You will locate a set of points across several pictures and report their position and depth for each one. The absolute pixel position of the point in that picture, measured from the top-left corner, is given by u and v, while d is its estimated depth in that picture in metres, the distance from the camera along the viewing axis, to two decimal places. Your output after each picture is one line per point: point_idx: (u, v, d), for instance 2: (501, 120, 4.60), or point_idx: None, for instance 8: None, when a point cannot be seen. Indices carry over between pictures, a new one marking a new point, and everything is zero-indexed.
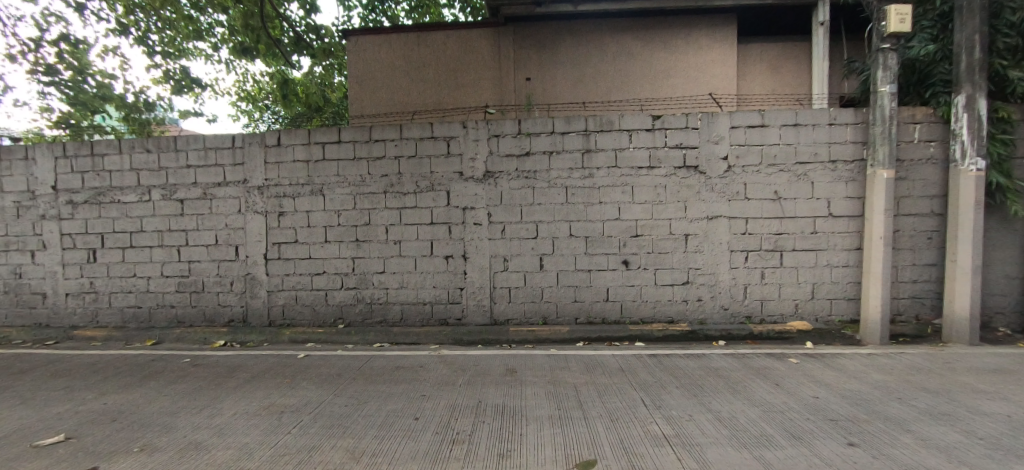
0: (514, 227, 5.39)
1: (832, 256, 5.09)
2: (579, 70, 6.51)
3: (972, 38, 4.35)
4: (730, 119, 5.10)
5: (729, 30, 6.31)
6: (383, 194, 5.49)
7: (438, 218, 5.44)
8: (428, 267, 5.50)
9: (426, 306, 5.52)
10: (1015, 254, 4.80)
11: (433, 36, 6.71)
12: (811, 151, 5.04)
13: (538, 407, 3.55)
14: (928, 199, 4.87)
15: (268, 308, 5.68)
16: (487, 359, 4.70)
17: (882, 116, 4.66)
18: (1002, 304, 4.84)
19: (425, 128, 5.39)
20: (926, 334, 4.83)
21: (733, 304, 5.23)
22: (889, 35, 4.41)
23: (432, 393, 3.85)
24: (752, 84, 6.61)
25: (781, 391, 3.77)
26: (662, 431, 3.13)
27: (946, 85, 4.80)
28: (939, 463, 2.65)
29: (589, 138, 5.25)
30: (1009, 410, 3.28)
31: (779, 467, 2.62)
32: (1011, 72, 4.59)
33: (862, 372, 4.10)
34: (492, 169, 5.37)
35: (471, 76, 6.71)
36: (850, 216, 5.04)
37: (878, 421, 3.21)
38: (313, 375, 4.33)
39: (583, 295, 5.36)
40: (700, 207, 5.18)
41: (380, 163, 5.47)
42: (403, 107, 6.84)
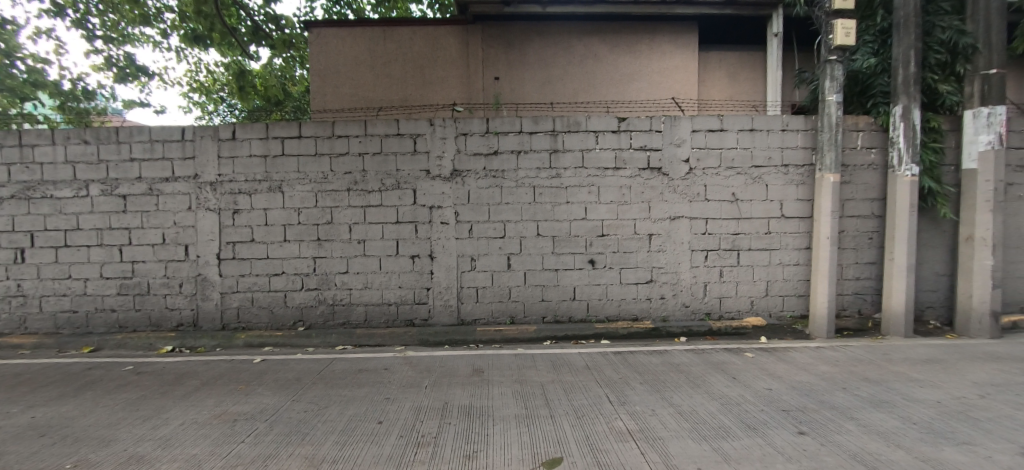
0: (482, 227, 5.36)
1: (784, 256, 5.37)
2: (546, 72, 6.57)
3: (908, 53, 4.72)
4: (691, 123, 5.28)
5: (690, 37, 6.55)
6: (346, 192, 5.32)
7: (404, 217, 5.33)
8: (393, 266, 5.38)
9: (390, 307, 5.40)
10: (943, 253, 5.23)
11: (399, 32, 6.59)
12: (765, 156, 5.31)
13: (504, 407, 3.55)
14: (869, 202, 5.23)
15: (221, 311, 5.38)
16: (454, 360, 4.65)
17: (829, 123, 4.97)
18: (932, 299, 5.27)
19: (391, 124, 5.27)
20: (866, 328, 5.18)
21: (694, 302, 5.41)
22: (835, 47, 4.71)
23: (397, 396, 3.77)
24: (712, 89, 6.88)
25: (737, 384, 3.94)
26: (626, 427, 3.19)
27: (885, 96, 5.18)
28: (877, 447, 2.85)
29: (557, 139, 5.30)
30: (938, 397, 3.57)
31: (735, 458, 2.74)
32: (941, 86, 5.03)
33: (810, 364, 4.35)
34: (459, 167, 5.32)
35: (439, 73, 6.63)
36: (800, 217, 5.34)
37: (825, 410, 3.41)
38: (269, 381, 4.14)
39: (550, 294, 5.41)
40: (663, 207, 5.33)
41: (343, 159, 5.30)
42: (367, 103, 6.67)
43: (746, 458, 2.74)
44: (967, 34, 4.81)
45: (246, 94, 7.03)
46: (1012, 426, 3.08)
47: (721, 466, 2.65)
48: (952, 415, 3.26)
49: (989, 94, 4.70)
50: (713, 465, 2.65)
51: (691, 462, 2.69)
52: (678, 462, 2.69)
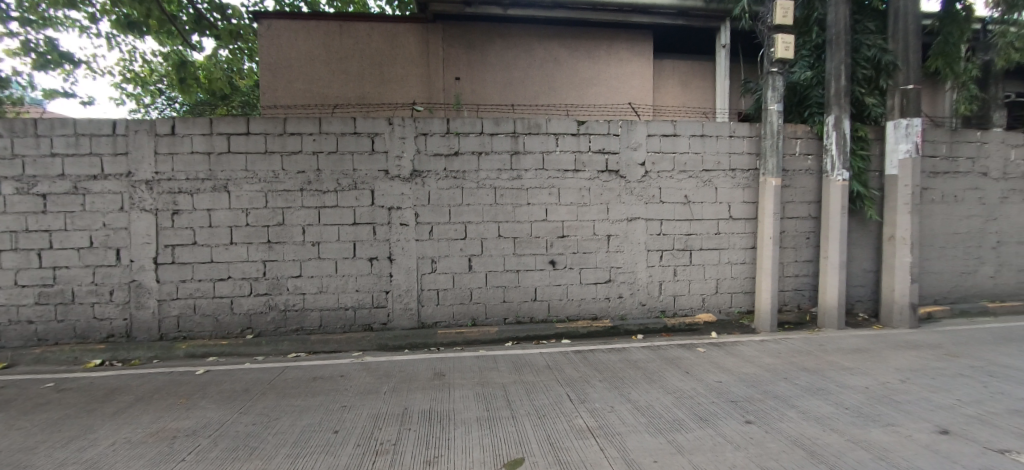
0: (442, 228, 5.30)
1: (732, 255, 5.69)
2: (507, 74, 6.60)
3: (839, 68, 5.14)
4: (647, 127, 5.48)
5: (645, 45, 6.80)
6: (299, 192, 5.10)
7: (361, 219, 5.18)
8: (350, 269, 5.20)
9: (347, 312, 5.22)
10: (869, 251, 5.72)
11: (357, 28, 6.39)
12: (714, 160, 5.60)
13: (466, 410, 3.52)
14: (806, 205, 5.64)
15: (158, 319, 4.99)
16: (415, 364, 4.57)
17: (771, 130, 5.32)
18: (861, 293, 5.75)
19: (347, 122, 5.10)
20: (805, 321, 5.58)
21: (650, 300, 5.61)
22: (776, 60, 5.07)
23: (354, 404, 3.64)
24: (666, 96, 7.16)
25: (690, 378, 4.12)
26: (586, 424, 3.26)
27: (820, 107, 5.61)
28: (814, 432, 3.08)
29: (517, 140, 5.33)
30: (866, 383, 3.90)
31: (689, 449, 2.87)
32: (866, 98, 5.51)
33: (756, 357, 4.63)
34: (419, 168, 5.23)
35: (398, 71, 6.49)
36: (746, 218, 5.67)
37: (768, 400, 3.64)
38: (214, 393, 3.88)
39: (511, 295, 5.42)
40: (620, 209, 5.50)
41: (296, 158, 5.07)
42: (322, 100, 6.42)
43: (698, 449, 2.87)
44: (888, 52, 5.32)
45: (188, 86, 6.58)
46: (927, 407, 3.42)
47: (676, 458, 2.76)
48: (878, 399, 3.58)
49: (907, 107, 5.22)
50: (669, 458, 2.76)
51: (648, 456, 2.78)
52: (636, 457, 2.77)
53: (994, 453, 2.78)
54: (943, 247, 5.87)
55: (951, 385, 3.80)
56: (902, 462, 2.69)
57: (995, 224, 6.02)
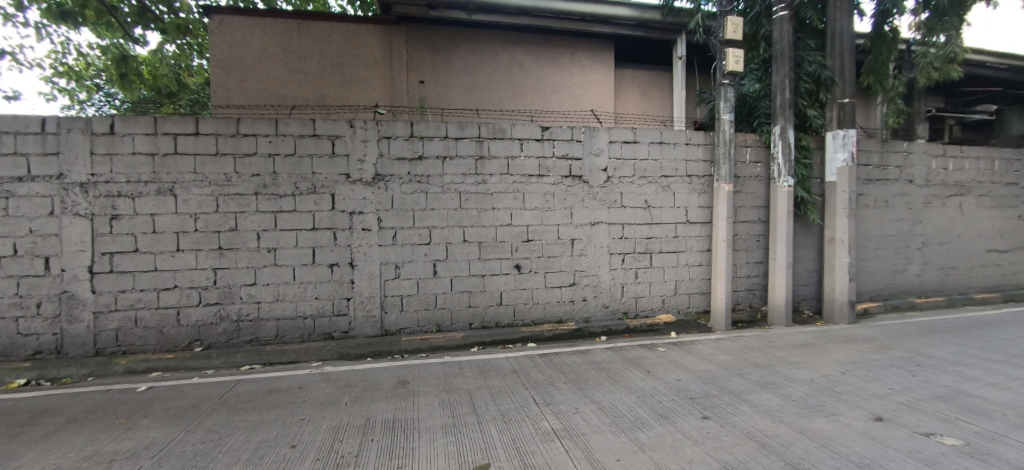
0: (406, 233, 5.21)
1: (689, 257, 5.93)
2: (472, 79, 6.61)
3: (784, 81, 5.50)
4: (608, 134, 5.64)
5: (606, 54, 6.99)
6: (254, 196, 4.87)
7: (321, 223, 5.01)
8: (309, 276, 5.01)
9: (306, 321, 5.02)
10: (812, 253, 6.12)
11: (316, 26, 6.21)
12: (672, 167, 5.83)
13: (430, 418, 3.46)
14: (755, 209, 5.97)
15: (93, 334, 4.60)
16: (378, 372, 4.45)
17: (724, 139, 5.62)
18: (806, 292, 6.14)
19: (306, 124, 4.93)
20: (756, 319, 5.90)
21: (613, 302, 5.74)
22: (728, 72, 5.36)
23: (313, 417, 3.49)
24: (626, 104, 7.39)
25: (651, 377, 4.25)
26: (551, 426, 3.29)
27: (767, 117, 5.98)
28: (765, 425, 3.26)
29: (482, 145, 5.34)
30: (811, 376, 4.17)
31: (651, 447, 2.95)
32: (808, 110, 5.92)
33: (712, 354, 4.84)
34: (382, 172, 5.13)
35: (360, 72, 6.34)
36: (702, 222, 5.94)
37: (724, 395, 3.82)
38: (157, 411, 3.62)
39: (477, 300, 5.40)
40: (584, 214, 5.61)
41: (250, 160, 4.84)
42: (279, 100, 6.18)
43: (659, 446, 2.97)
44: (827, 68, 5.74)
45: (130, 82, 6.15)
46: (864, 396, 3.70)
47: (637, 456, 2.84)
48: (821, 391, 3.83)
49: (843, 119, 5.65)
50: (631, 456, 2.84)
51: (611, 455, 2.85)
52: (600, 457, 2.84)
53: (921, 436, 3.04)
54: (876, 248, 6.38)
55: (884, 375, 4.13)
56: (842, 449, 2.89)
57: (919, 226, 6.60)
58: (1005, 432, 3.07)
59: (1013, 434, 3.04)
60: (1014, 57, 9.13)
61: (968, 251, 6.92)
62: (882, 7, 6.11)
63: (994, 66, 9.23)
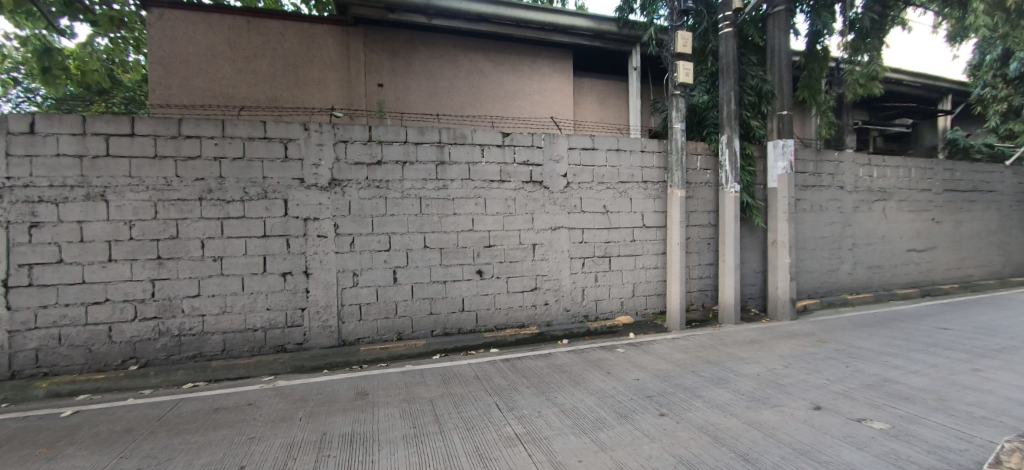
0: (364, 239, 5.06)
1: (646, 260, 6.15)
2: (433, 83, 6.55)
3: (730, 93, 5.85)
4: (568, 141, 5.76)
5: (565, 63, 7.15)
6: (198, 201, 4.57)
7: (273, 230, 4.78)
8: (259, 286, 4.76)
9: (256, 333, 4.76)
10: (757, 254, 6.52)
11: (267, 24, 5.94)
12: (629, 173, 6.04)
13: (391, 429, 3.37)
14: (705, 214, 6.29)
15: (8, 354, 4.15)
16: (335, 384, 4.29)
17: (676, 147, 5.90)
18: (752, 291, 6.52)
19: (255, 126, 4.70)
20: (708, 318, 6.20)
21: (574, 305, 5.85)
22: (679, 84, 5.64)
23: (264, 434, 3.31)
24: (585, 111, 7.57)
25: (611, 378, 4.36)
26: (514, 431, 3.30)
27: (715, 127, 6.34)
28: (717, 418, 3.43)
29: (443, 150, 5.30)
30: (758, 371, 4.43)
31: (611, 446, 3.03)
32: (752, 121, 6.34)
33: (669, 353, 5.03)
34: (338, 176, 4.97)
35: (315, 73, 6.12)
36: (657, 227, 6.19)
37: (679, 392, 3.98)
38: (85, 437, 3.30)
39: (439, 307, 5.32)
40: (545, 219, 5.68)
41: (193, 164, 4.55)
42: (227, 101, 5.85)
43: (619, 445, 3.05)
44: (767, 82, 6.17)
45: (53, 77, 5.60)
46: (805, 387, 3.98)
47: (599, 455, 2.91)
48: (767, 384, 4.08)
49: (782, 130, 6.09)
50: (592, 456, 2.91)
51: (573, 457, 2.90)
52: (562, 459, 2.88)
53: (854, 422, 3.31)
54: (812, 249, 6.89)
55: (822, 367, 4.46)
56: (786, 437, 3.10)
57: (849, 229, 7.20)
58: (923, 415, 3.40)
59: (930, 416, 3.38)
60: (925, 76, 10.25)
61: (890, 250, 7.61)
62: (814, 28, 6.65)
63: (909, 84, 10.30)
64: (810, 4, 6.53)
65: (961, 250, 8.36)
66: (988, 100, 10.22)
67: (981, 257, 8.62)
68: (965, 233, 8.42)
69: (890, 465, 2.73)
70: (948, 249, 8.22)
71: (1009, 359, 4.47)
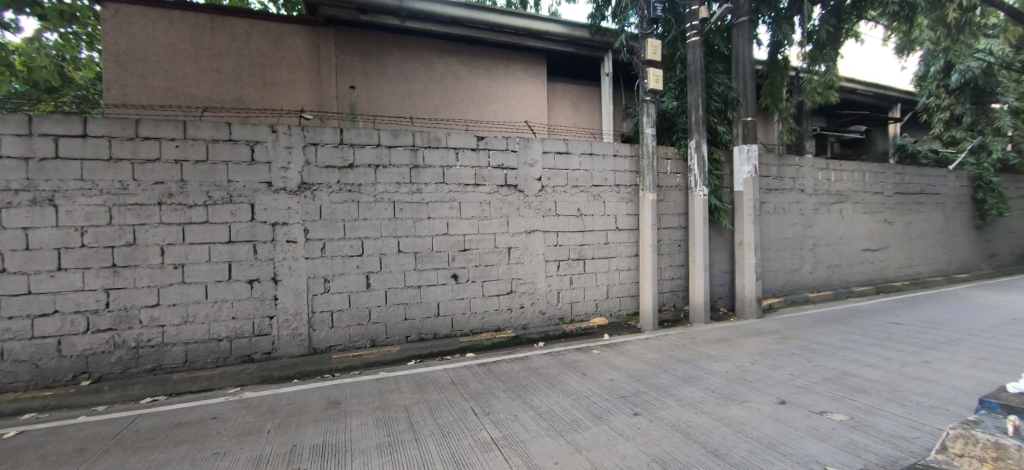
0: (336, 244, 4.94)
1: (619, 262, 6.26)
2: (406, 86, 6.48)
3: (698, 100, 6.04)
4: (542, 145, 5.81)
5: (538, 67, 7.21)
6: (157, 206, 4.36)
7: (239, 236, 4.60)
8: (224, 294, 4.57)
9: (221, 343, 4.56)
10: (725, 255, 6.73)
11: (233, 23, 5.74)
12: (602, 177, 6.14)
13: (365, 438, 3.30)
14: (676, 216, 6.46)
15: None
16: (306, 394, 4.15)
17: (647, 151, 6.05)
18: (721, 291, 6.73)
19: (220, 128, 4.53)
20: (679, 318, 6.36)
21: (549, 308, 5.88)
22: (649, 90, 5.79)
23: (229, 449, 3.17)
24: (559, 116, 7.65)
25: (587, 379, 4.41)
26: (491, 436, 3.29)
27: (684, 132, 6.53)
28: (689, 416, 3.51)
29: (416, 154, 5.24)
30: (728, 368, 4.57)
31: (587, 447, 3.06)
32: (719, 126, 6.57)
33: (643, 353, 5.12)
34: (308, 180, 4.84)
35: (284, 74, 5.96)
36: (630, 229, 6.31)
37: (652, 391, 4.06)
38: (30, 459, 3.08)
39: (413, 312, 5.25)
40: (520, 222, 5.71)
41: (152, 167, 4.34)
42: (189, 101, 5.61)
43: (594, 446, 3.09)
44: (733, 90, 6.42)
45: None
46: (771, 383, 4.14)
47: (575, 457, 2.94)
48: (736, 380, 4.22)
49: (747, 136, 6.33)
50: (568, 458, 2.93)
51: (550, 459, 2.92)
52: (539, 462, 2.89)
53: (817, 415, 3.46)
54: (776, 249, 7.17)
55: (787, 363, 4.64)
56: (753, 432, 3.21)
57: (809, 230, 7.54)
58: (879, 405, 3.59)
59: (885, 407, 3.57)
60: (876, 86, 10.88)
61: (846, 250, 8.01)
62: (775, 39, 6.98)
63: (862, 93, 10.91)
64: (771, 16, 6.84)
65: (910, 250, 8.88)
66: (934, 109, 10.88)
67: (928, 256, 9.18)
68: (913, 233, 8.96)
69: (849, 455, 2.86)
70: (899, 249, 8.73)
71: (954, 351, 4.78)
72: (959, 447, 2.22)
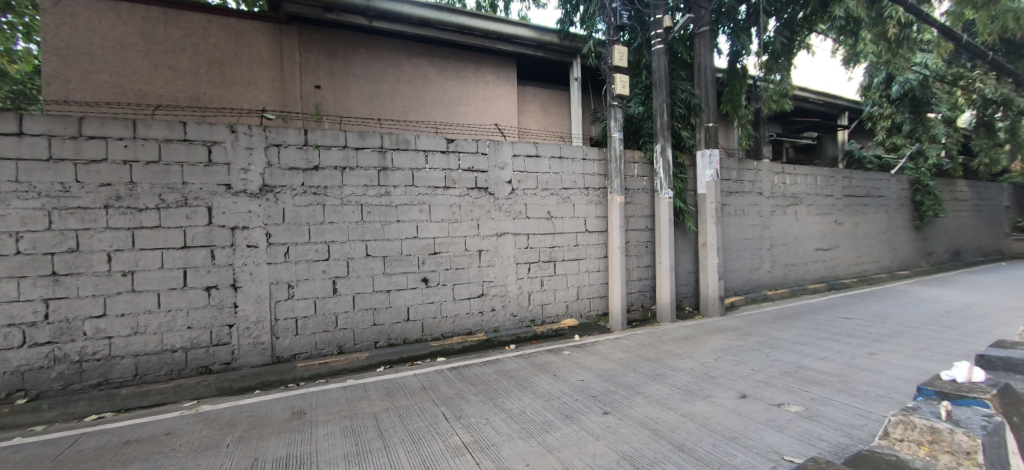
0: (300, 249, 4.78)
1: (589, 264, 6.35)
2: (374, 86, 6.36)
3: (662, 105, 6.23)
4: (512, 148, 5.83)
5: (508, 71, 7.24)
6: (104, 210, 4.08)
7: (195, 241, 4.37)
8: (178, 302, 4.32)
9: (176, 355, 4.32)
10: (689, 256, 6.96)
11: (188, 17, 5.47)
12: (571, 180, 6.23)
13: (331, 448, 3.20)
14: (642, 219, 6.63)
15: None
16: (268, 405, 3.99)
17: (614, 155, 6.19)
18: (686, 290, 6.95)
19: (173, 127, 4.29)
20: (647, 317, 6.53)
21: (520, 311, 5.90)
22: (616, 95, 5.93)
23: (185, 466, 3.00)
24: (529, 119, 7.70)
25: (558, 380, 4.45)
26: (462, 440, 3.26)
27: (650, 137, 6.72)
28: (656, 413, 3.60)
29: (385, 156, 5.14)
30: (693, 365, 4.72)
31: (558, 448, 3.08)
32: (682, 132, 6.79)
33: (612, 353, 5.22)
34: (270, 182, 4.66)
35: (245, 73, 5.72)
36: (599, 231, 6.43)
37: (621, 390, 4.14)
38: None
39: (382, 318, 5.14)
40: (490, 225, 5.70)
41: (98, 168, 4.06)
42: (139, 98, 5.28)
43: (565, 446, 3.12)
44: (695, 96, 6.66)
45: None
46: (733, 378, 4.31)
47: (545, 458, 2.96)
48: (700, 377, 4.37)
49: (709, 141, 6.57)
50: (539, 459, 2.95)
51: (521, 461, 2.93)
52: (510, 465, 2.89)
53: (775, 407, 3.62)
54: (736, 250, 7.48)
55: (747, 358, 4.84)
56: (717, 426, 3.33)
57: (767, 231, 7.90)
58: (831, 396, 3.80)
59: (836, 397, 3.79)
60: (826, 95, 11.60)
61: (800, 250, 8.44)
62: (735, 49, 7.29)
63: (813, 101, 11.57)
64: (731, 26, 7.16)
65: (857, 249, 9.46)
66: (877, 117, 11.76)
67: (873, 254, 9.80)
68: (860, 233, 9.55)
69: (804, 445, 3.02)
70: (847, 248, 9.29)
71: (896, 342, 5.13)
72: (898, 432, 1.92)
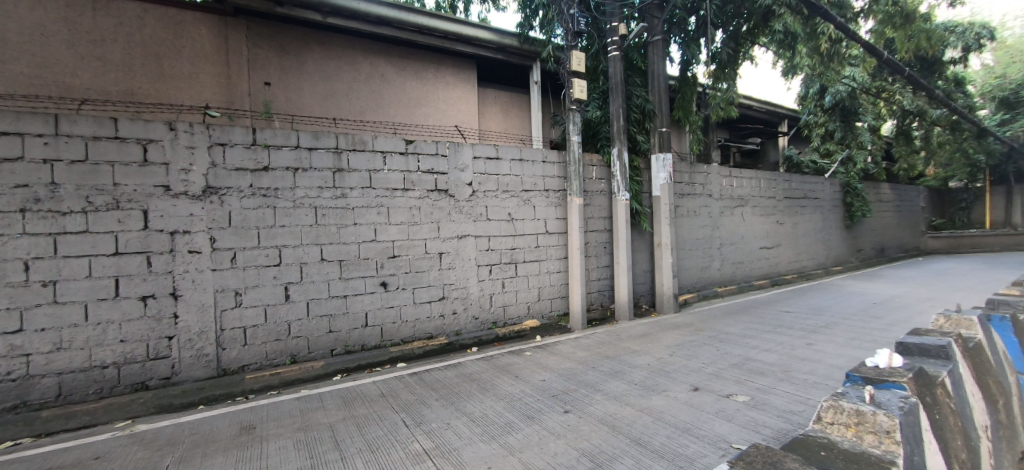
0: (249, 254, 4.52)
1: (549, 265, 6.42)
2: (328, 85, 6.14)
3: (618, 110, 6.43)
4: (472, 149, 5.81)
5: (468, 72, 7.21)
6: (20, 213, 3.69)
7: (128, 247, 4.03)
8: (109, 314, 3.96)
9: (106, 371, 3.96)
10: (645, 256, 7.19)
11: (121, 5, 5.06)
12: (531, 182, 6.29)
13: (284, 463, 3.05)
14: (600, 220, 6.78)
15: None
16: (214, 422, 3.74)
17: (573, 158, 6.31)
18: (642, 289, 7.18)
19: (102, 124, 3.94)
20: (606, 316, 6.70)
21: (482, 313, 5.88)
22: (575, 99, 6.05)
23: None
24: (489, 122, 7.70)
25: (520, 381, 4.46)
26: (422, 447, 3.20)
27: (607, 140, 6.91)
28: (614, 409, 3.70)
29: (340, 157, 4.97)
30: (649, 361, 4.89)
31: (519, 449, 3.09)
32: (637, 136, 7.01)
33: (573, 352, 5.30)
34: (215, 184, 4.38)
35: (186, 67, 5.36)
36: (559, 233, 6.53)
37: (581, 389, 4.21)
38: None
39: (339, 324, 4.95)
40: (451, 227, 5.64)
41: (13, 167, 3.66)
42: (63, 91, 4.81)
43: (527, 446, 3.14)
44: (649, 102, 6.91)
45: None
46: (686, 372, 4.50)
47: (507, 459, 2.97)
48: (656, 372, 4.53)
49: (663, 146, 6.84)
50: (501, 461, 2.95)
51: (483, 464, 2.92)
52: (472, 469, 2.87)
53: (726, 398, 3.82)
54: (688, 249, 7.82)
55: (699, 353, 5.07)
56: (672, 419, 3.47)
57: (716, 231, 8.32)
58: (774, 385, 4.05)
59: (779, 386, 4.05)
60: (767, 103, 12.40)
61: (745, 248, 8.95)
62: (685, 58, 7.67)
63: (756, 109, 12.35)
64: (682, 36, 7.50)
65: (795, 247, 10.14)
66: (812, 124, 12.64)
67: (809, 251, 10.54)
68: (798, 232, 10.25)
69: (752, 433, 3.19)
70: (787, 246, 9.95)
71: (831, 333, 5.55)
72: (829, 416, 2.03)
